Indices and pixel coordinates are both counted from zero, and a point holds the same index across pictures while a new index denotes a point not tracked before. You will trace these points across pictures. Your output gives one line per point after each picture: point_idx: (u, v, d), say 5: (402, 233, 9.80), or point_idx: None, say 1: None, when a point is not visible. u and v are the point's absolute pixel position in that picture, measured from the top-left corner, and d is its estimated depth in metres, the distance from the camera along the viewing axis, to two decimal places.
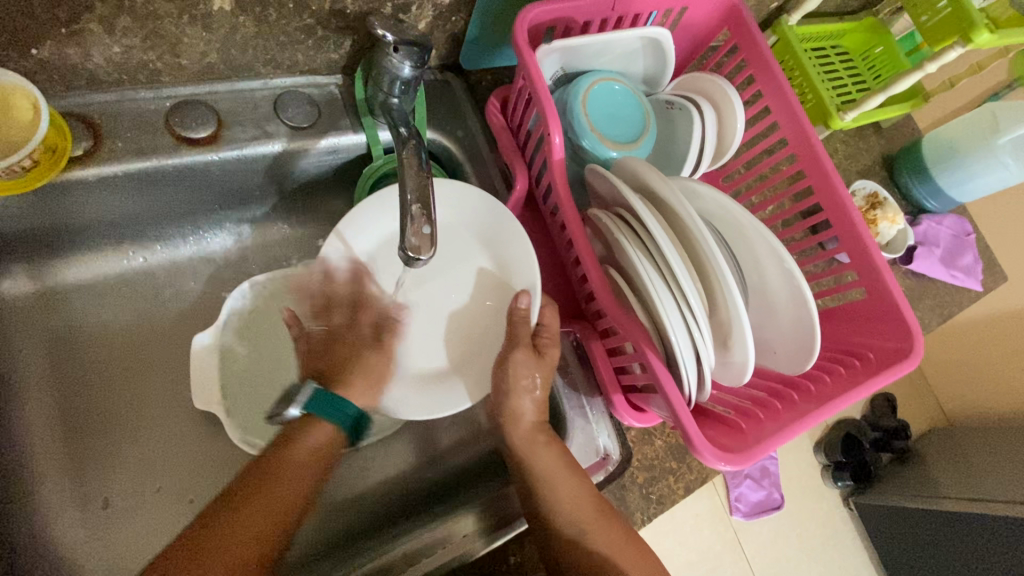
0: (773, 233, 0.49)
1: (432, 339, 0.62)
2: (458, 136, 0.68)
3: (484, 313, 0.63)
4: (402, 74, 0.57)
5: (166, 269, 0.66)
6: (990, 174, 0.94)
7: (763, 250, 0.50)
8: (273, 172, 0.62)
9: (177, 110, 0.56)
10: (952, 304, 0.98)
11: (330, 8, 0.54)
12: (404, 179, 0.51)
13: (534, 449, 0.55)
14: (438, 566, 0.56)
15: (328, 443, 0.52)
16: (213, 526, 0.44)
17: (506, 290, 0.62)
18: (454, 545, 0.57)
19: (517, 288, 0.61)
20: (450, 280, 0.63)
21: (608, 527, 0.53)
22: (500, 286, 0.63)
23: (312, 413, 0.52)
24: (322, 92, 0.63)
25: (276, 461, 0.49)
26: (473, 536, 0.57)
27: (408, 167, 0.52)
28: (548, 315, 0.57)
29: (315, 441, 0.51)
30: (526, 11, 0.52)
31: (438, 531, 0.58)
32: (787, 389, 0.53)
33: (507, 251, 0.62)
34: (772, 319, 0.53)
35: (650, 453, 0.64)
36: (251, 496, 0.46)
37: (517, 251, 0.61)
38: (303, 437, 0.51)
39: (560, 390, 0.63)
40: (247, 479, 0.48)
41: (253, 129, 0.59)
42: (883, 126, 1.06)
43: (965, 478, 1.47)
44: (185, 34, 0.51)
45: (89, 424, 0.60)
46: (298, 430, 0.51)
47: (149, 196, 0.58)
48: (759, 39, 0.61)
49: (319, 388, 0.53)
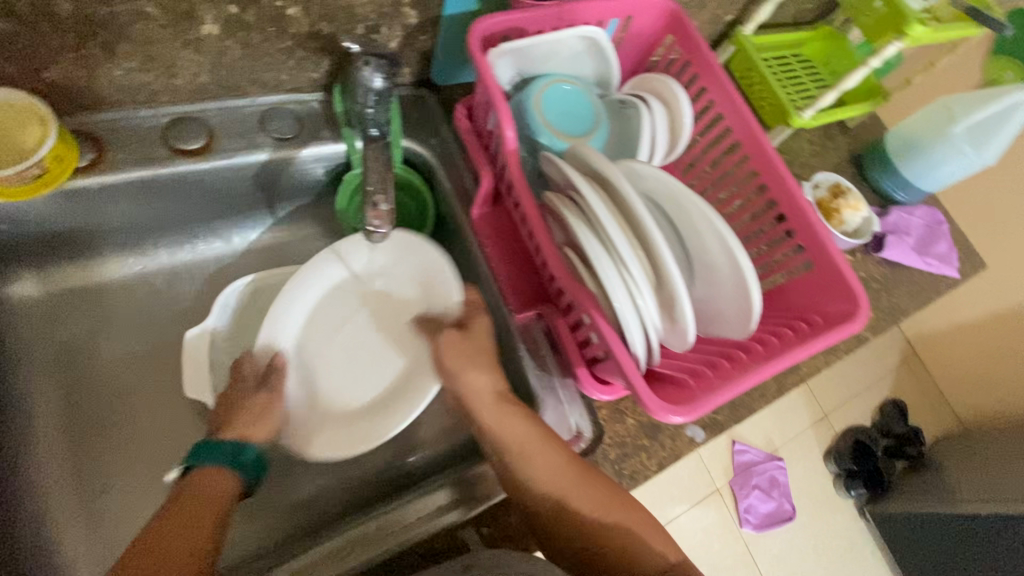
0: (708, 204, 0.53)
1: (374, 363, 0.69)
2: (432, 143, 0.74)
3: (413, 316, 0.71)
4: (374, 85, 0.63)
5: (164, 273, 0.71)
6: (953, 162, 0.97)
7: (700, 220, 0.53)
8: (261, 179, 0.68)
9: (173, 126, 0.62)
10: (929, 291, 1.00)
11: (308, 31, 0.61)
12: (369, 170, 0.60)
13: (488, 403, 0.59)
14: (400, 543, 0.57)
15: (224, 484, 0.53)
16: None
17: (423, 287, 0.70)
18: (419, 521, 0.58)
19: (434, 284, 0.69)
20: (382, 305, 0.71)
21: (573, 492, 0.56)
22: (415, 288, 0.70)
23: (197, 459, 0.54)
24: (305, 107, 0.69)
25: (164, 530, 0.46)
26: (443, 509, 0.59)
27: (374, 159, 0.61)
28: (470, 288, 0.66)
29: (209, 483, 0.52)
30: (478, 23, 0.57)
31: (400, 510, 0.59)
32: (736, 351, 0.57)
33: (410, 261, 0.69)
34: (716, 287, 0.56)
35: (621, 430, 0.67)
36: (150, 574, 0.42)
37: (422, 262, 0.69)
38: (197, 486, 0.51)
39: (531, 372, 0.67)
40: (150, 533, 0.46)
41: (241, 141, 0.65)
42: (848, 125, 1.11)
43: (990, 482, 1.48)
44: (179, 57, 0.58)
45: (92, 418, 0.64)
46: (189, 485, 0.51)
47: (146, 203, 0.64)
48: (699, 40, 0.66)
49: (202, 440, 0.56)
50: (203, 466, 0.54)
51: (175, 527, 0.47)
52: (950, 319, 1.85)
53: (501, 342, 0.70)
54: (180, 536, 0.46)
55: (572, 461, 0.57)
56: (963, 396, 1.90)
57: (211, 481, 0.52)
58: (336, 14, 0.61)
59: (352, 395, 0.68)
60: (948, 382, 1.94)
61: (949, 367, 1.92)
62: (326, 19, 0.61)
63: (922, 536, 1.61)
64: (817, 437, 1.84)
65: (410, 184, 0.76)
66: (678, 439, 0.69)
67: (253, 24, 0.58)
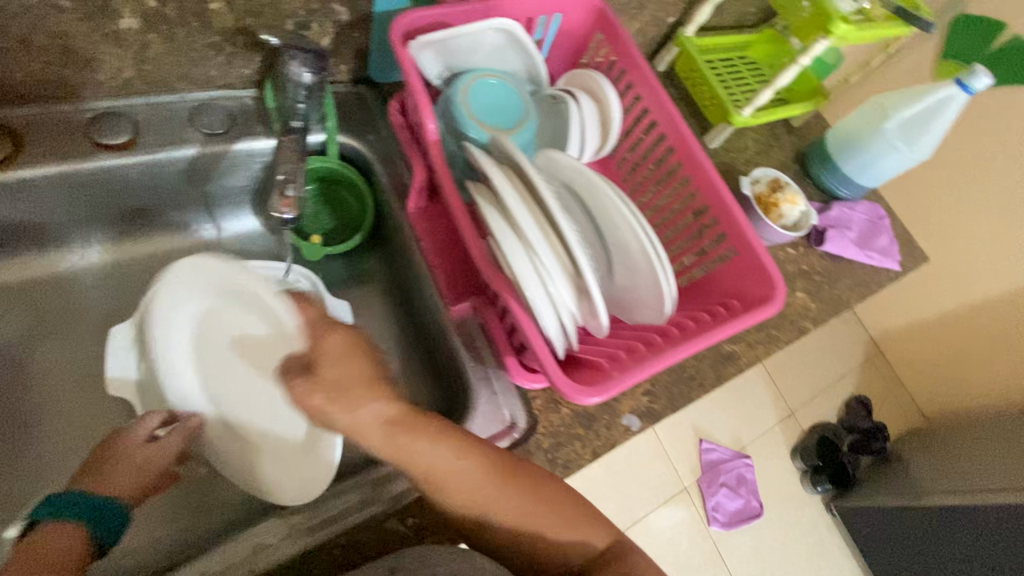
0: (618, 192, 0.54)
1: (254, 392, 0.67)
2: (369, 139, 0.75)
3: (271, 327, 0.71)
4: (303, 80, 0.64)
5: (94, 271, 0.70)
6: (887, 158, 1.00)
7: (613, 208, 0.55)
8: (191, 175, 0.68)
9: (96, 121, 0.62)
10: (870, 283, 1.03)
11: (233, 26, 0.61)
12: (280, 157, 0.66)
13: None
14: (313, 544, 0.55)
15: (79, 542, 0.46)
16: None
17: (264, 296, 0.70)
18: (333, 522, 0.56)
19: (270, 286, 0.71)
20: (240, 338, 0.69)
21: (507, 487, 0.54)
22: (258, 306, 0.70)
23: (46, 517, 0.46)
24: (237, 103, 0.69)
25: None
26: (357, 507, 0.57)
27: (286, 147, 0.66)
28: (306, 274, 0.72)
29: (60, 543, 0.46)
30: (400, 19, 0.58)
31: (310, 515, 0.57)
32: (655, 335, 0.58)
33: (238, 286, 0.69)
34: (633, 273, 0.57)
35: (556, 420, 0.67)
36: None
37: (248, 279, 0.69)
38: (41, 550, 0.45)
39: (465, 364, 0.67)
40: None
41: (168, 136, 0.65)
42: (793, 125, 1.14)
43: (954, 475, 1.50)
44: (99, 51, 0.58)
45: (13, 417, 0.63)
46: (35, 546, 0.45)
47: (68, 198, 0.63)
48: (624, 36, 0.68)
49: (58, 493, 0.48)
50: (55, 524, 0.46)
51: None
52: (911, 315, 1.88)
53: (438, 334, 0.71)
54: None
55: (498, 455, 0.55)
56: (925, 391, 1.94)
57: (61, 540, 0.46)
58: (261, 9, 0.61)
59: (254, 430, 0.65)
60: (911, 377, 1.98)
61: (910, 363, 1.96)
62: (251, 14, 0.61)
63: (889, 530, 1.63)
64: (784, 434, 1.87)
65: (348, 180, 0.75)
66: (613, 427, 0.69)
67: (174, 18, 0.58)
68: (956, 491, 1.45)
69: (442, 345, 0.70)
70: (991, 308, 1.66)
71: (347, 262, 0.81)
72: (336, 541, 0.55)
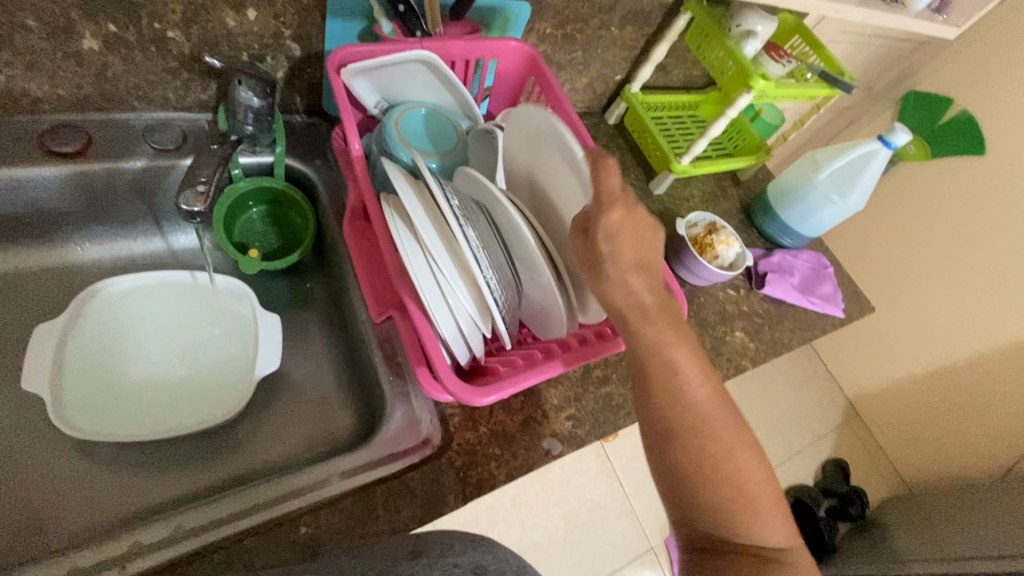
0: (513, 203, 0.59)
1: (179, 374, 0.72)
2: (317, 164, 0.81)
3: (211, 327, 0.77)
4: (253, 105, 0.69)
5: (29, 274, 0.72)
6: (824, 208, 1.05)
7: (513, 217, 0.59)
8: (139, 185, 0.73)
9: (52, 131, 0.67)
10: (814, 328, 1.04)
11: (189, 53, 0.67)
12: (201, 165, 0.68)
13: None
14: (180, 555, 0.54)
15: None
16: None
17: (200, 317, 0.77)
18: (201, 533, 0.55)
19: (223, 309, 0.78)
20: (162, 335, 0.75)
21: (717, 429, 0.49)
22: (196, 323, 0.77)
23: None
24: (192, 124, 0.75)
25: None
26: (243, 513, 0.57)
27: (209, 156, 0.69)
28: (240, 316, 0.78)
29: None
30: (336, 51, 0.64)
31: (169, 526, 0.55)
32: (553, 347, 0.61)
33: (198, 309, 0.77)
34: (535, 285, 0.61)
35: (473, 439, 0.66)
36: None
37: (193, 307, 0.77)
38: None
39: (383, 378, 0.69)
40: None
41: (120, 150, 0.70)
42: (740, 178, 1.20)
43: (935, 543, 1.40)
44: (61, 68, 0.63)
45: None
46: None
47: (10, 198, 0.66)
48: (550, 78, 0.74)
49: None
50: None
51: None
52: (887, 377, 1.86)
53: (365, 351, 0.72)
54: None
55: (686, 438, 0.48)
56: (906, 456, 1.88)
57: None
58: (217, 40, 0.67)
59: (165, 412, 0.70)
60: (890, 442, 1.92)
61: (888, 425, 1.91)
62: (207, 45, 0.67)
63: None
64: None
65: (294, 201, 0.79)
66: (533, 449, 0.68)
67: (134, 43, 0.64)
68: (937, 559, 1.33)
69: (367, 362, 0.72)
70: (962, 370, 1.64)
71: (289, 281, 0.83)
72: (237, 537, 0.55)
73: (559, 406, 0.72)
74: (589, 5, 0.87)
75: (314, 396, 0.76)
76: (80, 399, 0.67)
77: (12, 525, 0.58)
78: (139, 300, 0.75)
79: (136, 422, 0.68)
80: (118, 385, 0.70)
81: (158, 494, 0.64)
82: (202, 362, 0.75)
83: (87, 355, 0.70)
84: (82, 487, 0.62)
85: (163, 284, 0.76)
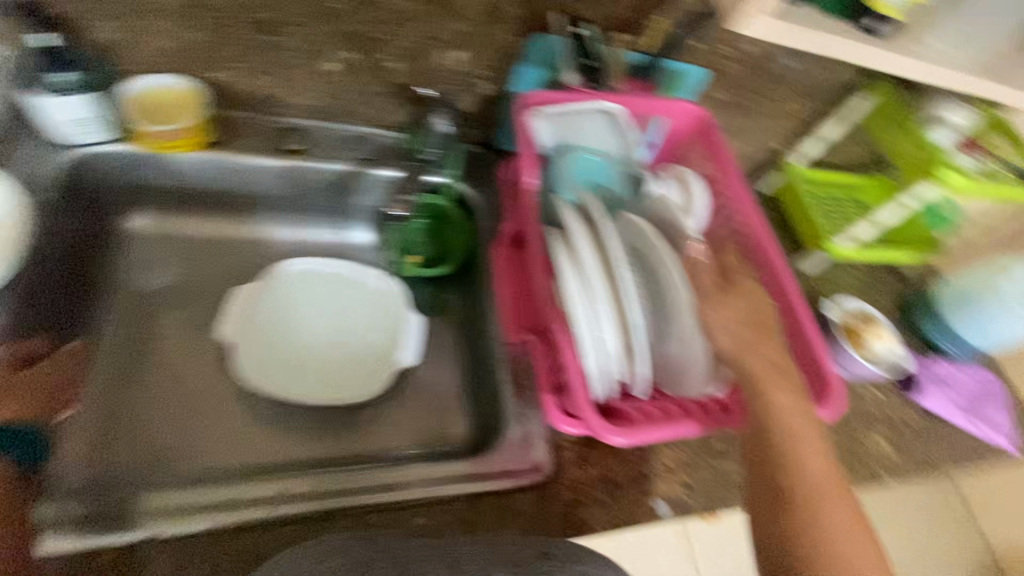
0: (675, 253, 0.59)
1: (334, 350, 0.81)
2: (480, 190, 0.87)
3: (366, 312, 0.84)
4: (440, 129, 0.80)
5: (241, 245, 0.86)
6: (1004, 317, 0.93)
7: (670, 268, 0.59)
8: (337, 186, 0.85)
9: (285, 132, 0.80)
10: (974, 455, 0.90)
11: (403, 82, 0.78)
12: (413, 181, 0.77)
13: None
14: (311, 511, 0.60)
15: None
16: None
17: (359, 301, 0.85)
18: (333, 496, 0.61)
19: (380, 297, 0.86)
20: (322, 315, 0.83)
21: (841, 510, 0.48)
22: (353, 308, 0.84)
23: None
24: (387, 140, 0.84)
25: None
26: (374, 489, 0.63)
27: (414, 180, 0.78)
28: (392, 311, 0.85)
29: None
30: (525, 95, 0.71)
31: (307, 485, 0.62)
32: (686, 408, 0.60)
33: (358, 297, 0.85)
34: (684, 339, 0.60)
35: (581, 478, 0.66)
36: None
37: (356, 294, 0.86)
38: None
39: (506, 397, 0.72)
40: None
41: (330, 154, 0.81)
42: (901, 271, 1.09)
43: None
44: (304, 84, 0.76)
45: (142, 342, 0.76)
46: None
47: (243, 182, 0.81)
48: (720, 143, 0.75)
49: None
50: None
51: None
52: None
53: (492, 369, 0.76)
54: None
55: (807, 536, 0.47)
56: None
57: None
58: (425, 74, 0.77)
59: (316, 385, 0.78)
60: None
61: None
62: (416, 78, 0.78)
63: None
64: None
65: (454, 221, 0.88)
66: (637, 505, 0.66)
67: (362, 70, 0.76)
68: None
69: (491, 379, 0.76)
70: None
71: (432, 289, 0.90)
72: (318, 518, 0.60)
73: (670, 468, 0.69)
74: (765, 75, 0.87)
75: (433, 399, 0.81)
76: (255, 356, 0.77)
77: (195, 449, 0.71)
78: (313, 281, 0.85)
79: (293, 387, 0.77)
80: (279, 353, 0.79)
81: (297, 452, 0.73)
82: (349, 346, 0.82)
83: (265, 321, 0.80)
84: (243, 431, 0.73)
85: (335, 268, 0.85)
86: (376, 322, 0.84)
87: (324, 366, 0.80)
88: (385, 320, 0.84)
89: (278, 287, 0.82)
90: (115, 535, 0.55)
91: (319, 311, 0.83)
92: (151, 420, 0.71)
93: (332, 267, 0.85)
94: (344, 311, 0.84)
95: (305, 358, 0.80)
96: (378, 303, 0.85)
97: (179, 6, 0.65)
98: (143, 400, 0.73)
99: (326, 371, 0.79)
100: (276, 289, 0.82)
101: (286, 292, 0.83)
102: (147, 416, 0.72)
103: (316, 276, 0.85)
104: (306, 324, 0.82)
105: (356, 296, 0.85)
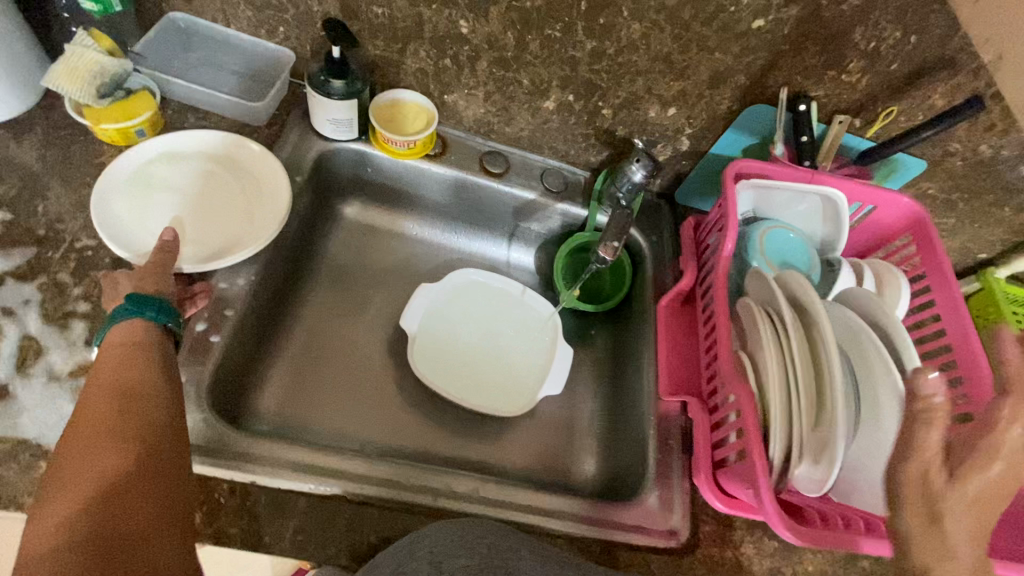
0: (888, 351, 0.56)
1: (488, 360, 0.85)
2: (652, 239, 0.88)
3: (522, 330, 0.88)
4: (635, 178, 0.79)
5: (422, 246, 0.93)
6: None
7: (877, 367, 0.56)
8: (521, 210, 0.89)
9: (489, 154, 0.87)
10: None
11: (606, 127, 0.82)
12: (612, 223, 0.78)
13: None
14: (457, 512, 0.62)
15: (147, 335, 0.55)
16: (82, 437, 0.45)
17: (517, 317, 0.88)
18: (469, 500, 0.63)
19: (537, 318, 0.89)
20: (479, 325, 0.87)
21: None
22: (509, 323, 0.88)
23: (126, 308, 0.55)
24: (574, 176, 0.90)
25: (100, 383, 0.50)
26: (518, 509, 0.64)
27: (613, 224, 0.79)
28: (545, 335, 0.87)
29: (136, 334, 0.54)
30: (739, 161, 0.69)
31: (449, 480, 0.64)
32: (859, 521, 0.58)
33: (515, 314, 0.88)
34: None
35: (717, 557, 0.64)
36: (93, 426, 0.46)
37: (515, 311, 0.89)
38: (131, 340, 0.54)
39: (651, 452, 0.71)
40: (93, 383, 0.50)
41: (525, 180, 0.87)
42: None
43: None
44: (519, 115, 0.83)
45: (331, 311, 0.84)
46: (121, 346, 0.53)
47: (440, 193, 0.88)
48: (937, 244, 0.70)
49: (133, 295, 0.56)
50: (131, 319, 0.55)
51: (102, 380, 0.50)
52: None
53: (637, 420, 0.76)
54: (108, 382, 0.50)
55: None
56: None
57: (130, 334, 0.54)
58: (633, 123, 0.81)
59: (465, 391, 0.81)
60: None
61: None
62: (624, 125, 0.81)
63: None
64: None
65: (619, 264, 0.89)
66: None
67: (576, 111, 0.81)
68: None
69: (635, 429, 0.76)
70: None
71: (581, 322, 0.92)
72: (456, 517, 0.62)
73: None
74: (993, 180, 0.80)
75: (566, 430, 0.83)
76: (420, 350, 0.83)
77: (357, 421, 0.77)
78: (479, 291, 0.89)
79: (447, 385, 0.81)
80: (438, 353, 0.83)
81: (440, 448, 0.78)
82: (499, 360, 0.85)
83: (434, 321, 0.85)
84: (400, 414, 0.79)
85: (501, 282, 0.90)
86: (527, 342, 0.87)
87: (474, 374, 0.83)
88: (538, 341, 0.87)
89: (446, 289, 0.87)
90: (219, 469, 0.58)
91: (478, 321, 0.87)
92: (327, 382, 0.79)
93: (500, 280, 0.89)
94: (501, 325, 0.87)
95: (459, 362, 0.84)
96: (534, 325, 0.88)
97: (438, 35, 0.74)
98: (324, 365, 0.80)
99: (475, 380, 0.83)
100: (448, 292, 0.87)
101: (453, 297, 0.87)
102: (324, 378, 0.79)
103: (483, 287, 0.89)
104: (462, 330, 0.86)
105: (514, 314, 0.88)
